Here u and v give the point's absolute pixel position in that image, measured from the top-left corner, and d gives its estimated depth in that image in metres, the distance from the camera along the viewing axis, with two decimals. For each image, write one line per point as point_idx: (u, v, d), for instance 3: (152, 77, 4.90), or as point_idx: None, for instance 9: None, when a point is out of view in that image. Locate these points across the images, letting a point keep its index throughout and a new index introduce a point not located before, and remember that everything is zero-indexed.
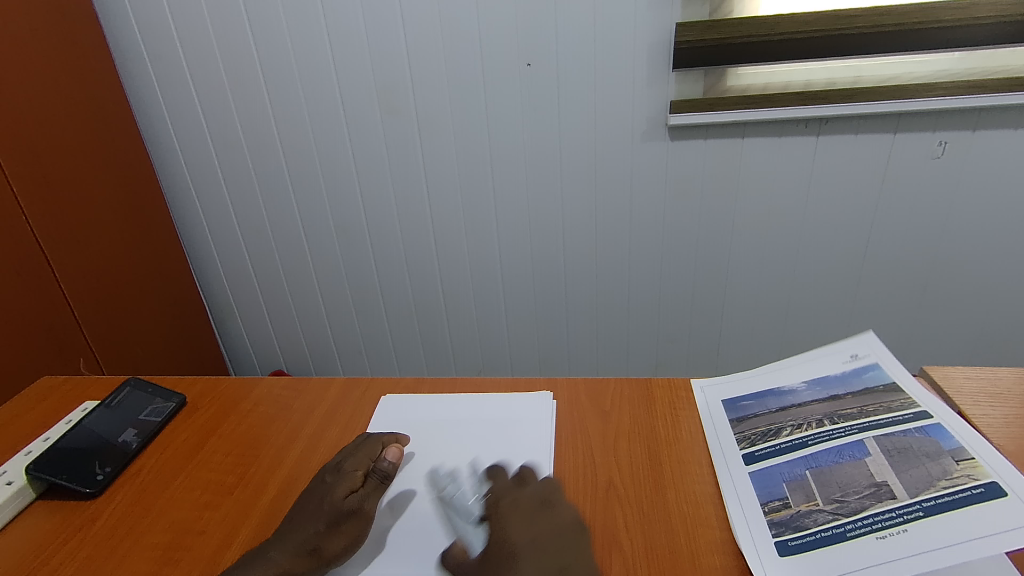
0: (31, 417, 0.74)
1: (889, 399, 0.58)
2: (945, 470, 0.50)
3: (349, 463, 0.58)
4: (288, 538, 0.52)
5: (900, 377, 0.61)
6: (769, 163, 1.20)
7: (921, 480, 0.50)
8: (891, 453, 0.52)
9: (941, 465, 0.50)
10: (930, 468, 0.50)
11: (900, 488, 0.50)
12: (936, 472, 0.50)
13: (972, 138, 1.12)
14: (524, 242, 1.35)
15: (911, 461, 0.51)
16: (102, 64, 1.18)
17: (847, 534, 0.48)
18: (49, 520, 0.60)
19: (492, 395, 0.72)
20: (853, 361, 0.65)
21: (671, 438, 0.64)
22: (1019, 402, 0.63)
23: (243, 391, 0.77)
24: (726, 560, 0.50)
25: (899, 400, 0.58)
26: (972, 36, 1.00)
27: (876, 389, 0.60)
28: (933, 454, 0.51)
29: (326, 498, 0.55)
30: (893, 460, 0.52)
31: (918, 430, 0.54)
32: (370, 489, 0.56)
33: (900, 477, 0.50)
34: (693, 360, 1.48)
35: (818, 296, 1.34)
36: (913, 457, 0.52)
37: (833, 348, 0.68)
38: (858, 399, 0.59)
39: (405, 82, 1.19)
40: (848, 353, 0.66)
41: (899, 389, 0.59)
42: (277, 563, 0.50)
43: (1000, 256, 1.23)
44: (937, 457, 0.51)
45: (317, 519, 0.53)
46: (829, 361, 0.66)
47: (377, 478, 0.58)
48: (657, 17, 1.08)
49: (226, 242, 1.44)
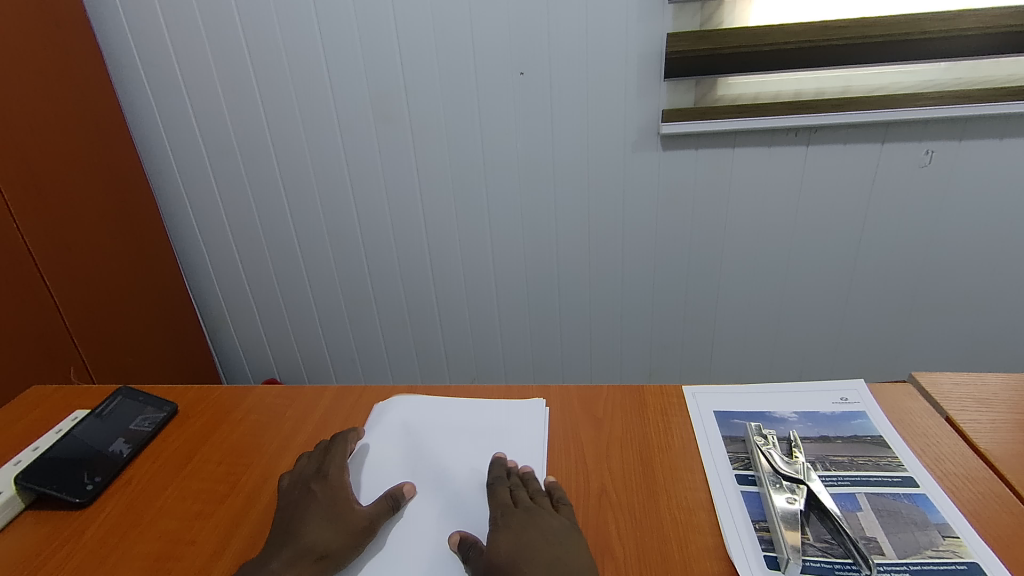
0: (20, 426, 0.74)
1: (877, 455, 0.59)
2: (931, 541, 0.50)
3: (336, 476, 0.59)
4: (289, 547, 0.52)
5: (885, 431, 0.62)
6: (759, 172, 1.21)
7: (908, 545, 0.50)
8: (882, 513, 0.53)
9: (928, 535, 0.51)
10: (918, 536, 0.51)
11: (889, 546, 0.50)
12: (923, 541, 0.50)
13: (958, 147, 1.13)
14: (517, 249, 1.36)
15: (900, 525, 0.51)
16: (94, 71, 1.18)
17: (834, 572, 0.49)
18: (39, 529, 0.59)
19: (488, 401, 0.72)
20: (843, 404, 0.66)
21: (663, 444, 0.64)
22: (1007, 408, 0.64)
23: (236, 399, 0.77)
24: (719, 565, 0.51)
25: (887, 458, 0.58)
26: (958, 47, 1.01)
27: (865, 439, 0.61)
28: (921, 523, 0.52)
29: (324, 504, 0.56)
30: (882, 520, 0.52)
31: (907, 497, 0.54)
32: (376, 506, 0.56)
33: (890, 537, 0.51)
34: (687, 366, 1.48)
35: (810, 302, 1.35)
36: (903, 521, 0.52)
37: (823, 388, 0.69)
38: (848, 446, 0.60)
39: (399, 90, 1.20)
40: (838, 395, 0.68)
41: (885, 443, 0.60)
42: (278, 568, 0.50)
43: (988, 263, 1.25)
44: (925, 527, 0.51)
45: (316, 521, 0.54)
46: (819, 399, 0.67)
47: (387, 501, 0.57)
48: (649, 27, 1.09)
49: (219, 249, 1.43)
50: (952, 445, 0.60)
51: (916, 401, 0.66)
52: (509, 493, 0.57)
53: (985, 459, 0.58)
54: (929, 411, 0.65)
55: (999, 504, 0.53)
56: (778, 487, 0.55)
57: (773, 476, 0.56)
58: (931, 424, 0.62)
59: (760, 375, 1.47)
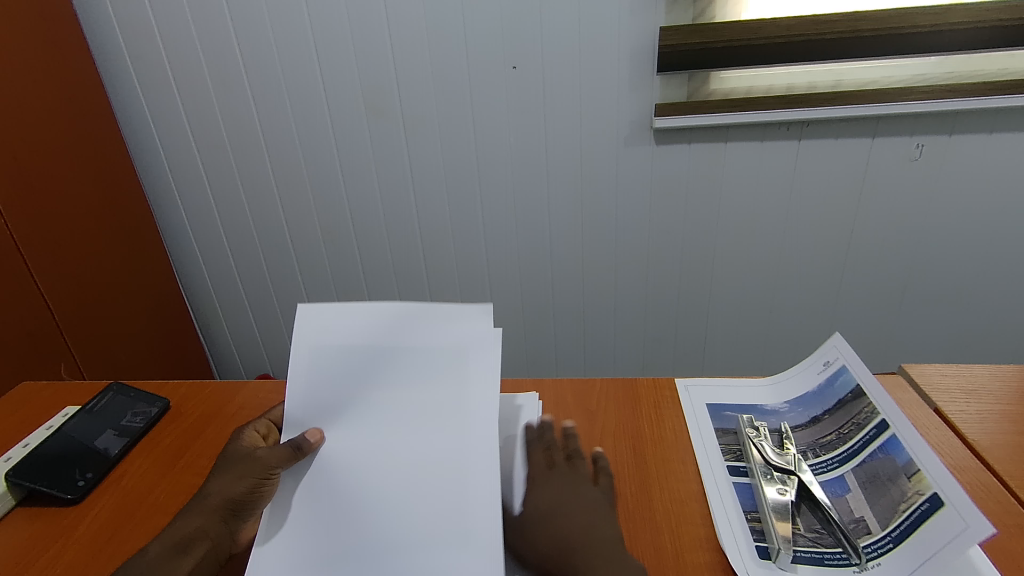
0: (11, 423, 0.73)
1: (857, 412, 0.58)
2: (903, 492, 0.51)
3: (246, 433, 0.59)
4: (199, 501, 0.53)
5: (862, 377, 0.60)
6: (751, 165, 1.21)
7: (888, 510, 0.51)
8: (866, 484, 0.53)
9: (899, 486, 0.51)
10: (891, 491, 0.52)
11: (875, 522, 0.51)
12: (896, 495, 0.51)
13: (949, 140, 1.14)
14: (510, 242, 1.36)
15: (880, 489, 0.52)
16: (83, 66, 1.16)
17: (824, 562, 0.50)
18: (31, 526, 0.59)
19: (435, 314, 0.58)
20: (826, 369, 0.64)
21: (655, 437, 0.64)
22: (994, 398, 0.64)
23: (228, 394, 0.76)
24: (711, 556, 0.51)
25: (863, 411, 0.58)
26: (948, 41, 1.02)
27: (847, 400, 0.60)
28: (892, 475, 0.52)
29: (232, 460, 0.55)
30: (867, 492, 0.53)
31: (880, 450, 0.54)
32: (274, 450, 0.53)
33: (875, 510, 0.52)
34: (679, 360, 1.49)
35: (801, 295, 1.36)
36: (881, 483, 0.53)
37: (808, 358, 0.67)
38: (835, 419, 0.60)
39: (391, 86, 1.19)
40: (821, 359, 0.65)
41: (862, 392, 0.59)
42: (196, 527, 0.51)
43: (977, 255, 1.26)
44: (896, 478, 0.52)
45: (221, 476, 0.54)
46: (806, 374, 0.66)
47: (288, 447, 0.53)
48: (641, 20, 1.09)
49: (211, 244, 1.42)
50: (940, 435, 0.60)
51: (905, 392, 0.67)
52: (545, 451, 0.57)
53: (973, 450, 0.58)
54: (918, 402, 0.65)
55: (988, 494, 0.54)
56: (769, 478, 0.56)
57: (765, 467, 0.57)
58: (920, 415, 0.63)
59: (752, 367, 1.48)
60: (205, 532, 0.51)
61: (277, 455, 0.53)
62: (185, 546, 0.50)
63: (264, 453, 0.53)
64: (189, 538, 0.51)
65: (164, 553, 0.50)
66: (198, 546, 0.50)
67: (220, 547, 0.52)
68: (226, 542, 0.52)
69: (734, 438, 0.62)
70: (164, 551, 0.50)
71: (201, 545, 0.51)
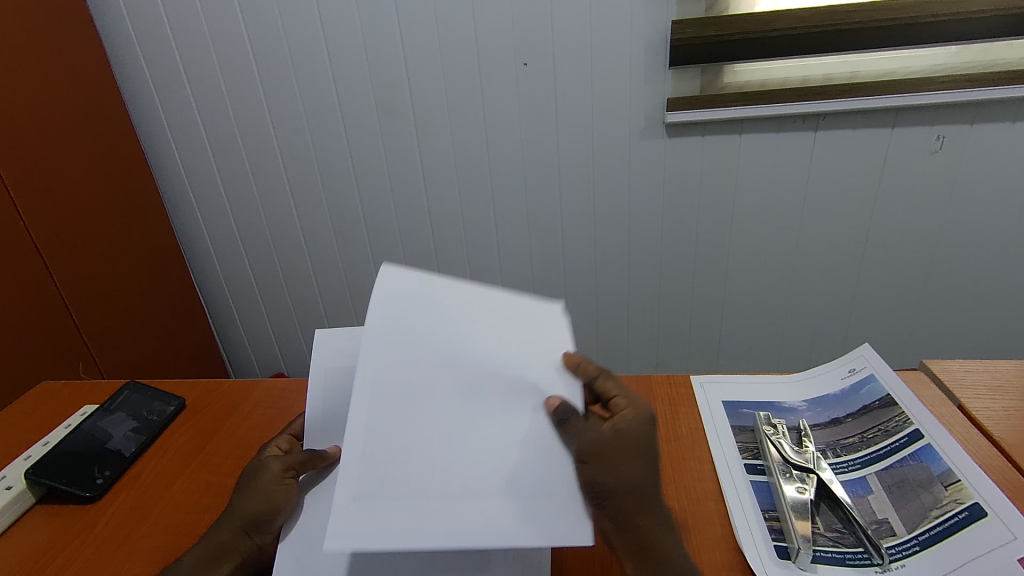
0: (30, 422, 0.74)
1: (885, 419, 0.59)
2: (935, 499, 0.52)
3: (266, 450, 0.59)
4: (225, 516, 0.53)
5: (895, 389, 0.62)
6: (767, 159, 1.20)
7: (916, 513, 0.51)
8: (891, 488, 0.53)
9: (931, 493, 0.52)
10: (922, 497, 0.52)
11: (899, 524, 0.51)
12: (928, 502, 0.52)
13: (970, 131, 1.11)
14: (521, 238, 1.35)
15: (908, 495, 0.52)
16: (97, 66, 1.17)
17: (845, 562, 0.49)
18: (50, 523, 0.60)
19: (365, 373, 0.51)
20: (850, 377, 0.65)
21: (671, 435, 0.63)
22: (1021, 395, 0.62)
23: (243, 393, 0.77)
24: (729, 555, 0.51)
25: (894, 420, 0.59)
26: (969, 30, 0.99)
27: (874, 407, 0.61)
28: (925, 482, 0.53)
29: (249, 473, 0.55)
30: (892, 495, 0.53)
31: (912, 456, 0.55)
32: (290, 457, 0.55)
33: (899, 512, 0.51)
34: (693, 356, 1.48)
35: (818, 290, 1.34)
36: (910, 488, 0.53)
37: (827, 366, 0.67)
38: (858, 423, 0.60)
39: (401, 80, 1.19)
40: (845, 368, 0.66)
41: (893, 402, 0.61)
42: (222, 542, 0.51)
43: (1000, 247, 1.23)
44: (929, 485, 0.53)
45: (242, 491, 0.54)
46: (826, 379, 0.66)
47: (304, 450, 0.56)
48: (654, 13, 1.08)
49: (225, 242, 1.43)
50: (964, 432, 0.59)
51: (928, 389, 0.65)
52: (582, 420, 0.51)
53: (999, 448, 0.57)
54: (941, 398, 0.64)
55: (1016, 492, 0.52)
56: (788, 477, 0.55)
57: (783, 465, 0.56)
58: (943, 411, 0.62)
59: (767, 363, 1.46)
60: (230, 546, 0.51)
61: (292, 459, 0.55)
62: (212, 561, 0.50)
63: (275, 462, 0.55)
64: (216, 551, 0.51)
65: (196, 564, 0.50)
66: (230, 558, 0.51)
67: (252, 559, 0.52)
68: (255, 555, 0.52)
69: (750, 436, 0.61)
70: (196, 561, 0.50)
71: (232, 556, 0.51)
